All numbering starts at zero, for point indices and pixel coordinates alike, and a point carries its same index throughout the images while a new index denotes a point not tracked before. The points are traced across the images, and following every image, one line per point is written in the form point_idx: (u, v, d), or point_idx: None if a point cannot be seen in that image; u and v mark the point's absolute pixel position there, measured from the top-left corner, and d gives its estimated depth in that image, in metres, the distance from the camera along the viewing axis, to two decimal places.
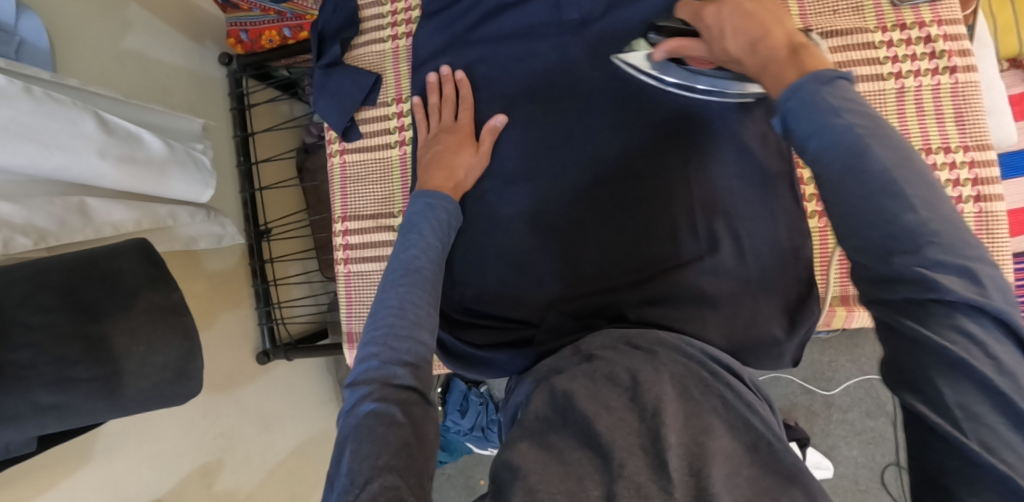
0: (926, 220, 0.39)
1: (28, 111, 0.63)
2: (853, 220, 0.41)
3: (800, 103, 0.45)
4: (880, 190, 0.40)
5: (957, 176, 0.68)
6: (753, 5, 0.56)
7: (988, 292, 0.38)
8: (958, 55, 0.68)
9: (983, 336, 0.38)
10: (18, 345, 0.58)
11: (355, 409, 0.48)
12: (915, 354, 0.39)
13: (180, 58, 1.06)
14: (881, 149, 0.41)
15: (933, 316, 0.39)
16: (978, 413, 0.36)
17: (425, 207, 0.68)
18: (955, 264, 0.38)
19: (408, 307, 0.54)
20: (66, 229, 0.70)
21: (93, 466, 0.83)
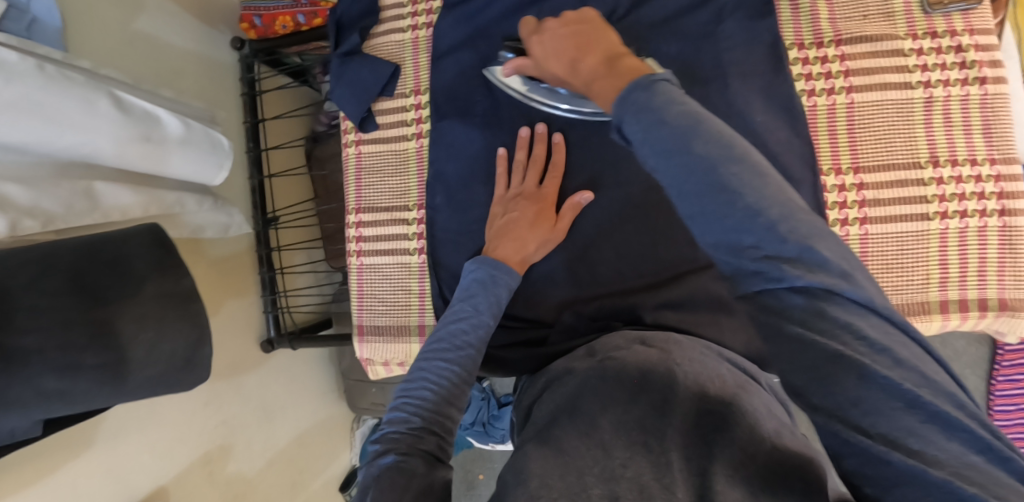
0: (760, 204, 0.38)
1: (41, 87, 0.62)
2: (700, 222, 0.39)
3: (629, 112, 0.44)
4: (711, 185, 0.39)
5: (982, 189, 0.67)
6: (571, 28, 0.57)
7: (833, 270, 0.36)
8: (988, 65, 0.67)
9: (848, 316, 0.35)
10: (24, 329, 0.57)
11: (378, 459, 0.48)
12: (790, 353, 0.36)
13: (190, 41, 1.05)
14: (705, 147, 0.40)
15: (798, 304, 0.36)
16: (875, 406, 0.34)
17: (487, 277, 0.65)
18: (791, 246, 0.36)
19: (444, 382, 0.55)
20: (74, 213, 0.69)
21: (95, 452, 0.82)
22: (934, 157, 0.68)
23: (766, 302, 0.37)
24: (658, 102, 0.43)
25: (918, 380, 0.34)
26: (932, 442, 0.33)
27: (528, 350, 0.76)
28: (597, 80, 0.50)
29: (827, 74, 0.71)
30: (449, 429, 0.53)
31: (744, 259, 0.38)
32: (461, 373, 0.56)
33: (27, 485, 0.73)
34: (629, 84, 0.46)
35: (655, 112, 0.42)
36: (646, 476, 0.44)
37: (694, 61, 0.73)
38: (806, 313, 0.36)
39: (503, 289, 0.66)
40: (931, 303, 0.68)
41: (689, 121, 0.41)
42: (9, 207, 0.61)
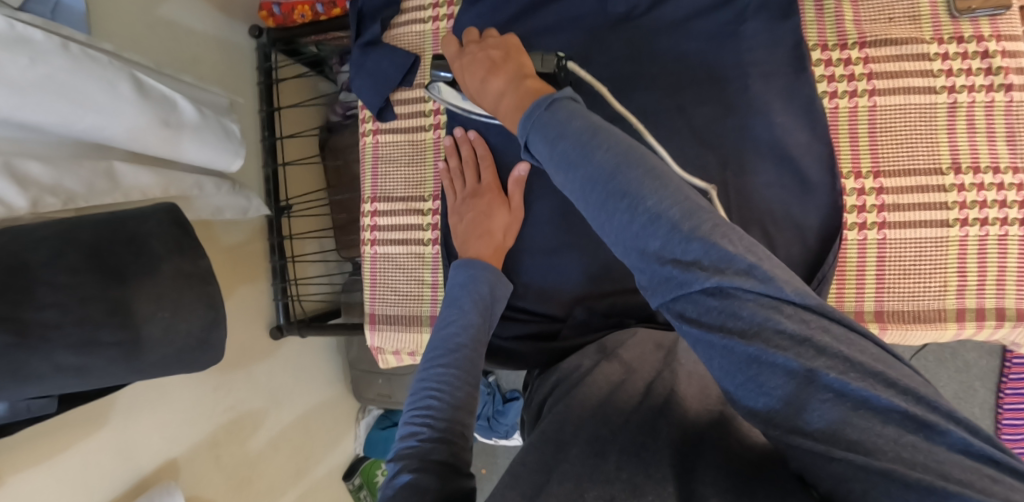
0: (665, 207, 0.40)
1: (65, 67, 0.62)
2: (612, 231, 0.43)
3: (534, 134, 0.48)
4: (615, 196, 0.42)
5: (1004, 197, 0.66)
6: (490, 52, 0.62)
7: (735, 266, 0.38)
8: (1015, 72, 0.66)
9: (763, 312, 0.37)
10: (42, 304, 0.58)
11: (394, 480, 0.48)
12: (720, 359, 0.38)
13: (210, 27, 1.05)
14: (601, 159, 0.44)
15: (713, 306, 0.39)
16: (810, 402, 0.35)
17: (466, 278, 0.67)
18: (692, 246, 0.39)
19: (446, 388, 0.55)
20: (94, 192, 0.69)
21: (106, 431, 0.82)
22: (955, 164, 0.67)
23: (683, 307, 0.40)
24: (560, 123, 0.47)
25: (844, 366, 0.35)
26: (867, 428, 0.33)
27: (540, 342, 0.74)
28: (506, 99, 0.55)
29: (850, 76, 0.70)
30: (462, 434, 0.52)
31: (657, 264, 0.40)
32: (460, 376, 0.56)
33: (39, 460, 0.74)
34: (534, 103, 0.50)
35: (554, 133, 0.46)
36: (638, 476, 0.43)
37: (716, 60, 0.73)
38: (718, 315, 0.38)
39: (484, 285, 0.67)
40: (947, 312, 0.68)
41: (587, 135, 0.45)
42: (30, 183, 0.62)
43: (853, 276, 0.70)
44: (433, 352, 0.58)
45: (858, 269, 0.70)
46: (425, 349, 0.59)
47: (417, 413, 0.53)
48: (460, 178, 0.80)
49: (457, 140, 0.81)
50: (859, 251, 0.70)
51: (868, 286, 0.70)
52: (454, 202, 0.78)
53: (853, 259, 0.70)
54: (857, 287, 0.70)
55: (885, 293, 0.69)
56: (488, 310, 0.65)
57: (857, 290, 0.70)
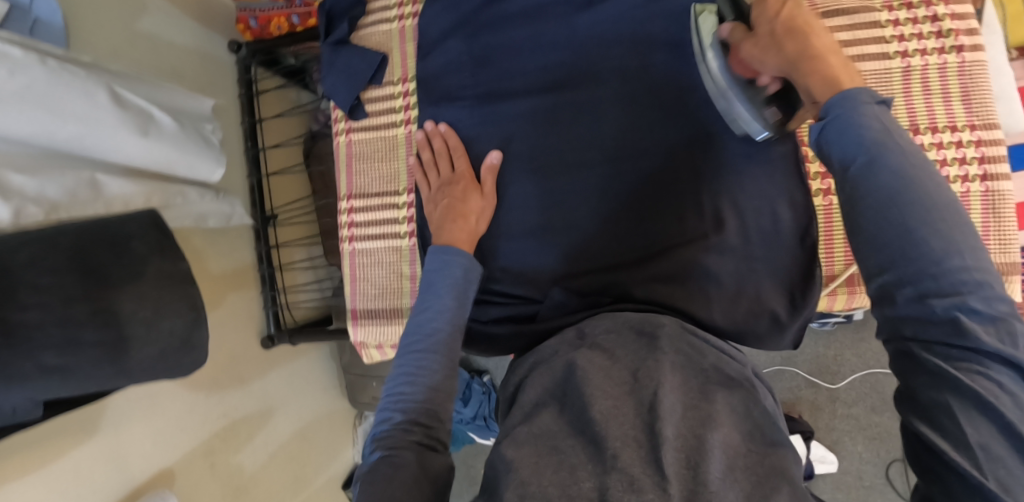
0: (965, 265, 0.41)
1: (44, 79, 0.65)
2: (903, 258, 0.43)
3: (845, 115, 0.47)
4: (921, 215, 0.43)
5: (963, 154, 0.67)
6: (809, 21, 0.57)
7: (1018, 345, 0.40)
8: (965, 34, 0.68)
9: (1012, 387, 0.39)
10: (26, 304, 0.60)
11: (371, 457, 0.52)
12: (937, 396, 0.40)
13: (190, 41, 1.08)
14: (931, 193, 0.43)
15: (959, 359, 0.40)
16: (996, 453, 0.37)
17: (442, 263, 0.65)
18: (987, 311, 0.40)
19: (420, 373, 0.56)
20: (77, 201, 0.71)
21: (98, 440, 0.83)
22: (913, 125, 0.69)
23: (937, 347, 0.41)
24: (875, 120, 0.47)
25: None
26: None
27: (517, 326, 0.77)
28: (819, 71, 0.53)
29: None
30: (441, 416, 0.55)
31: (933, 304, 0.41)
32: (434, 359, 0.57)
33: (32, 471, 0.75)
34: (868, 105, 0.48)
35: (879, 124, 0.46)
36: (638, 470, 0.43)
37: (676, 40, 0.75)
38: (980, 371, 0.39)
39: (461, 270, 0.65)
40: None
41: (922, 167, 0.45)
42: (13, 194, 0.63)
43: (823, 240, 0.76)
44: (408, 339, 0.59)
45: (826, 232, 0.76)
46: (402, 335, 0.61)
47: (399, 395, 0.56)
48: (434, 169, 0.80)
49: (429, 133, 0.83)
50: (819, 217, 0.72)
51: (835, 247, 0.76)
52: (429, 191, 0.78)
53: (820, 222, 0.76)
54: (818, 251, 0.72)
55: None
56: (466, 295, 0.64)
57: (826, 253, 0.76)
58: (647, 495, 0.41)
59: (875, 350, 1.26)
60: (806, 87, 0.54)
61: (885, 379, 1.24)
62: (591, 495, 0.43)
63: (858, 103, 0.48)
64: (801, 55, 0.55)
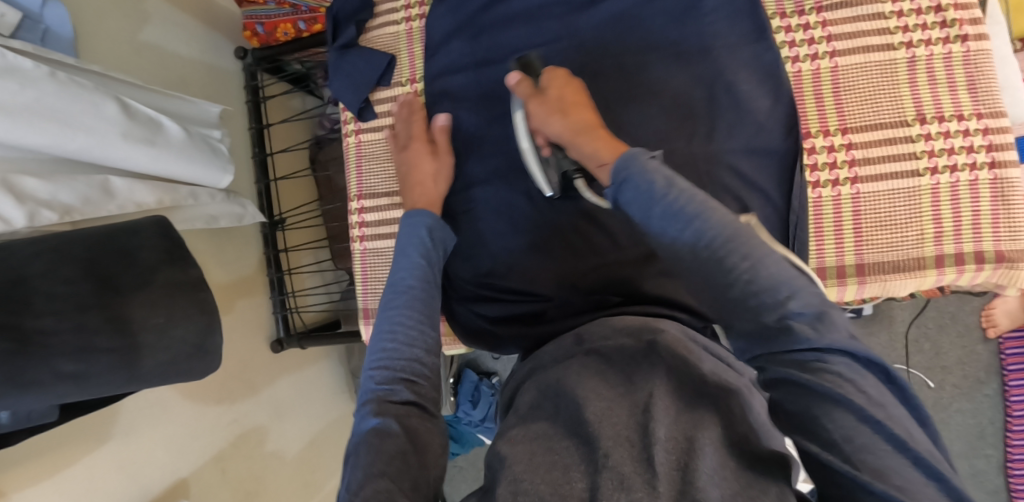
0: (775, 275, 0.50)
1: (55, 92, 0.66)
2: (723, 297, 0.51)
3: (634, 176, 0.56)
4: (722, 245, 0.51)
5: (971, 143, 0.68)
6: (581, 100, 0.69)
7: (839, 332, 0.48)
8: (969, 23, 0.69)
9: (848, 372, 0.47)
10: (41, 312, 0.61)
11: (357, 426, 0.56)
12: (803, 398, 0.47)
13: (195, 51, 1.09)
14: (718, 226, 0.52)
15: (807, 361, 0.48)
16: (861, 442, 0.44)
17: (408, 228, 0.74)
18: (807, 310, 0.48)
19: (398, 329, 0.63)
20: (90, 204, 0.72)
21: (112, 446, 0.84)
22: (920, 115, 0.69)
23: (786, 356, 0.49)
24: (657, 173, 0.56)
25: (900, 427, 0.45)
26: (907, 475, 0.43)
27: (522, 327, 0.78)
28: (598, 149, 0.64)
29: (809, 40, 0.72)
30: (423, 373, 0.61)
31: (767, 320, 0.49)
32: (410, 316, 0.63)
33: (43, 477, 0.75)
34: (647, 165, 0.56)
35: (657, 177, 0.55)
36: (625, 468, 0.44)
37: (677, 38, 0.75)
38: (822, 368, 0.47)
39: (426, 231, 0.73)
40: (925, 259, 0.69)
41: (698, 204, 0.53)
42: (27, 198, 0.64)
43: (832, 230, 0.72)
44: (386, 297, 0.66)
45: (835, 223, 0.71)
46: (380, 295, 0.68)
47: (380, 357, 0.61)
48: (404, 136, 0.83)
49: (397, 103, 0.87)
50: (835, 206, 0.72)
51: (846, 238, 0.71)
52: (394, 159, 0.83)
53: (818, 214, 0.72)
54: (836, 242, 0.71)
55: (863, 246, 0.71)
56: (433, 253, 0.72)
57: (838, 242, 0.72)
58: (636, 493, 0.42)
59: (884, 345, 1.27)
60: (590, 150, 0.64)
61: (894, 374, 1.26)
62: (583, 495, 0.44)
63: (640, 162, 0.57)
64: (580, 124, 0.66)
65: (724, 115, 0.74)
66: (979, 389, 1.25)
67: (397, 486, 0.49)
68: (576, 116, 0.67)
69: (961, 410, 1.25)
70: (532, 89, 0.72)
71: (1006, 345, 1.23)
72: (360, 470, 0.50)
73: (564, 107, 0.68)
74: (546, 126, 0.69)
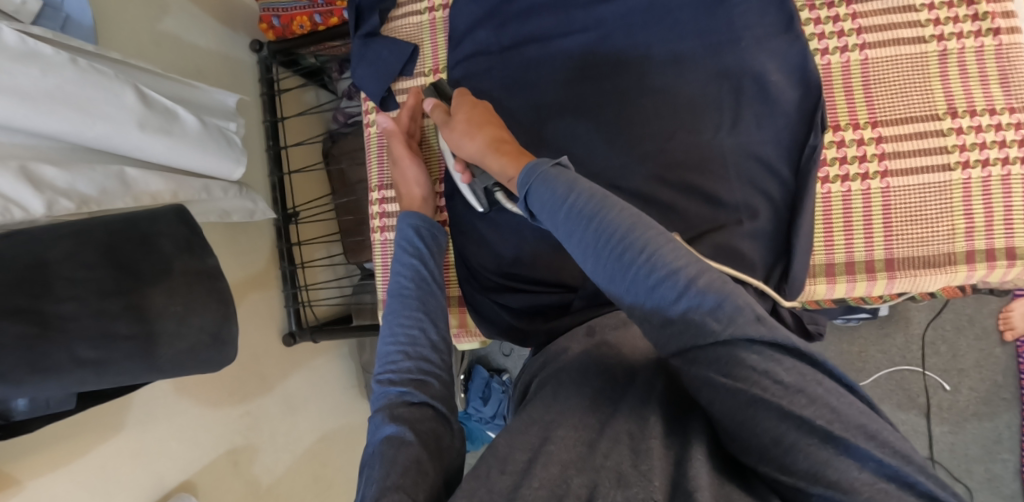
0: (672, 265, 0.47)
1: (75, 79, 0.65)
2: (631, 298, 0.49)
3: (534, 184, 0.55)
4: (618, 242, 0.50)
5: (1002, 137, 0.68)
6: (483, 117, 0.69)
7: (747, 317, 0.44)
8: (1001, 16, 0.69)
9: (764, 363, 0.43)
10: (61, 297, 0.61)
11: (370, 438, 0.55)
12: (721, 405, 0.44)
13: (213, 43, 1.09)
14: (613, 224, 0.50)
15: (717, 359, 0.44)
16: (793, 443, 0.41)
17: (402, 233, 0.75)
18: (707, 299, 0.45)
19: (399, 333, 0.63)
20: (107, 195, 0.71)
21: (126, 435, 0.83)
22: (951, 108, 0.70)
23: (696, 354, 0.45)
24: (558, 177, 0.55)
25: (830, 415, 0.41)
26: (847, 470, 0.39)
27: (543, 319, 0.77)
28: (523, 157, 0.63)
29: (839, 32, 0.73)
30: (433, 373, 0.61)
31: (671, 313, 0.47)
32: (411, 316, 0.64)
33: (58, 465, 0.75)
34: (545, 172, 0.56)
35: (554, 181, 0.54)
36: (624, 466, 0.44)
37: (705, 30, 0.75)
38: (733, 364, 0.43)
39: (419, 231, 0.75)
40: (956, 254, 0.69)
41: (594, 205, 0.52)
42: (45, 187, 0.64)
43: (862, 226, 0.72)
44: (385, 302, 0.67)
45: (865, 217, 0.72)
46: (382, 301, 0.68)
47: (387, 362, 0.61)
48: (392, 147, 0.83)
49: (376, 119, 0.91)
50: (865, 202, 0.72)
51: (875, 233, 0.72)
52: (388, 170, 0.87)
53: (842, 210, 0.73)
54: (865, 239, 0.72)
55: (893, 241, 0.71)
56: (434, 252, 0.74)
57: (867, 239, 0.72)
58: (632, 488, 0.41)
59: (901, 347, 1.26)
60: (497, 168, 0.64)
61: (911, 377, 1.25)
62: (580, 492, 0.43)
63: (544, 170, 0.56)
64: (484, 143, 0.66)
65: (749, 108, 0.74)
66: (996, 393, 1.23)
67: (414, 497, 0.47)
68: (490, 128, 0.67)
69: (977, 414, 1.24)
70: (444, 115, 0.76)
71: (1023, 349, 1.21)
72: (375, 485, 0.48)
73: (471, 124, 0.69)
74: (459, 149, 0.71)
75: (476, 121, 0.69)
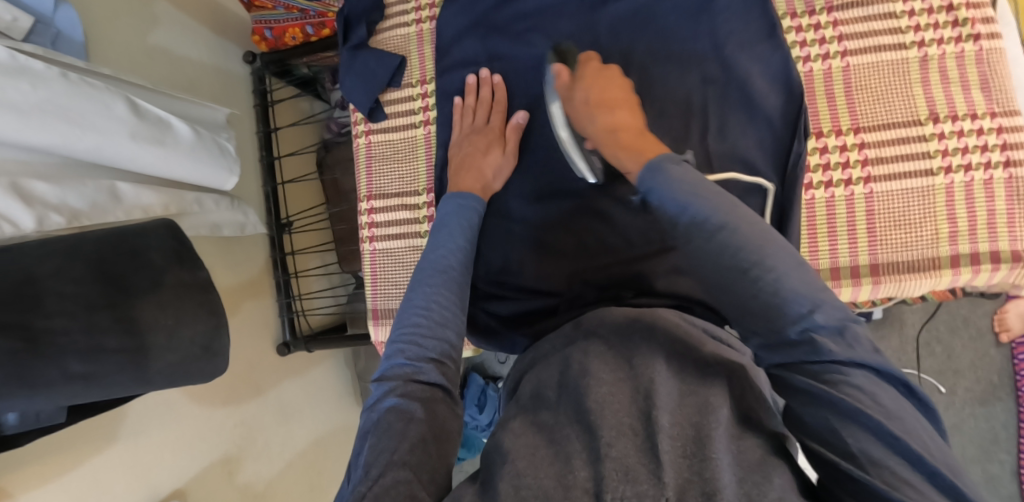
0: (799, 287, 0.48)
1: (65, 92, 0.66)
2: (747, 311, 0.50)
3: (660, 183, 0.55)
4: (748, 255, 0.50)
5: (984, 142, 0.68)
6: (610, 97, 0.67)
7: (862, 346, 0.46)
8: (981, 22, 0.70)
9: (870, 387, 0.44)
10: (52, 311, 0.61)
11: (379, 404, 0.56)
12: (816, 410, 0.45)
13: (205, 56, 1.10)
14: (742, 234, 0.50)
15: (824, 372, 0.45)
16: (877, 457, 0.42)
17: (456, 208, 0.72)
18: (832, 323, 0.46)
19: (433, 308, 0.62)
20: (97, 209, 0.72)
21: (118, 448, 0.83)
22: (933, 114, 0.70)
23: (806, 368, 0.47)
24: (684, 180, 0.55)
25: (923, 445, 0.42)
26: (929, 494, 0.39)
27: (530, 326, 0.78)
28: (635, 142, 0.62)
29: (820, 40, 0.74)
30: (451, 356, 0.60)
31: (790, 331, 0.47)
32: (447, 295, 0.63)
33: (51, 478, 0.75)
34: (673, 172, 0.55)
35: (686, 186, 0.53)
36: (631, 458, 0.44)
37: (690, 37, 0.76)
38: (839, 378, 0.45)
39: (473, 214, 0.72)
40: (941, 259, 0.69)
41: (724, 211, 0.52)
42: (36, 201, 0.64)
43: (845, 228, 0.72)
44: (423, 274, 0.65)
45: (848, 221, 0.72)
46: (415, 270, 0.67)
47: (409, 330, 0.61)
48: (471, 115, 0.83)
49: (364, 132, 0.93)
50: (848, 207, 0.72)
51: (859, 237, 0.72)
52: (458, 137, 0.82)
53: (823, 215, 0.73)
54: (850, 245, 0.72)
55: (877, 247, 0.71)
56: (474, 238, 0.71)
57: (851, 239, 0.72)
58: (643, 486, 0.42)
59: (895, 349, 1.26)
60: (621, 156, 0.63)
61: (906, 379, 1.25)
62: (587, 485, 0.44)
63: (669, 171, 0.56)
64: (613, 127, 0.64)
65: (733, 115, 0.75)
66: (991, 394, 1.23)
67: (417, 477, 0.48)
68: (608, 115, 0.66)
69: (974, 415, 1.24)
70: (565, 85, 0.71)
71: (1017, 349, 1.20)
72: (382, 456, 0.49)
73: (590, 105, 0.67)
74: (583, 128, 0.69)
75: (603, 103, 0.67)
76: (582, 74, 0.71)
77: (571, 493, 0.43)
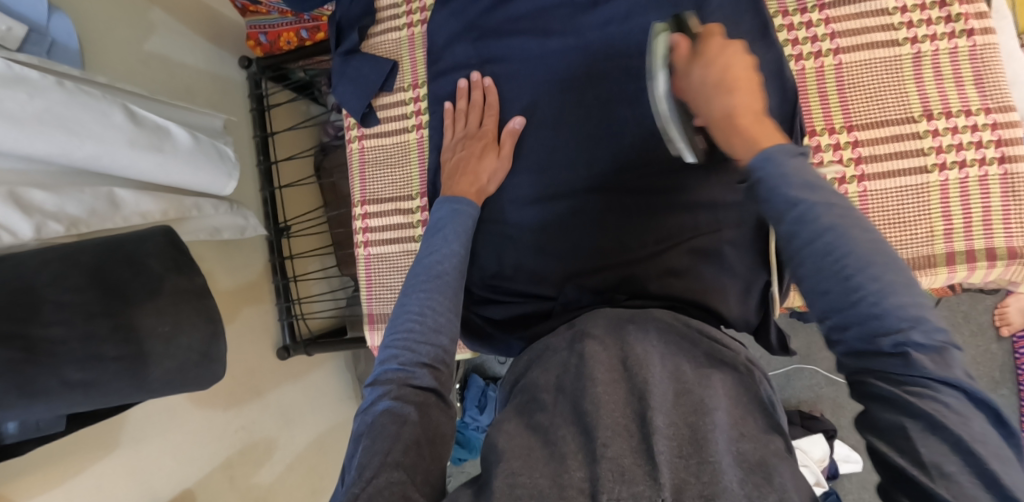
0: (902, 302, 0.44)
1: (63, 102, 0.66)
2: (841, 322, 0.45)
3: (770, 173, 0.50)
4: (856, 262, 0.45)
5: (979, 138, 0.68)
6: (735, 75, 0.60)
7: (957, 369, 0.42)
8: (975, 17, 0.69)
9: (960, 408, 0.41)
10: (50, 321, 0.62)
11: (372, 407, 0.56)
12: (890, 416, 0.42)
13: (202, 62, 1.10)
14: (856, 242, 0.45)
15: (909, 382, 0.42)
16: (948, 471, 0.39)
17: (451, 213, 0.72)
18: (930, 342, 0.42)
19: (427, 313, 0.61)
20: (97, 216, 0.72)
21: (118, 455, 0.84)
22: (927, 111, 0.70)
23: (888, 375, 0.43)
24: (797, 175, 0.49)
25: (1007, 470, 0.39)
26: None
27: (523, 328, 0.78)
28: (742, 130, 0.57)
29: (812, 38, 0.73)
30: (444, 360, 0.60)
31: (883, 345, 0.43)
32: (441, 299, 0.62)
33: (52, 486, 0.76)
34: (785, 165, 0.50)
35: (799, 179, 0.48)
36: (626, 458, 0.44)
37: None
38: (927, 392, 0.41)
39: (468, 219, 0.72)
40: (936, 256, 0.69)
41: (841, 214, 0.46)
42: (34, 210, 0.65)
43: None
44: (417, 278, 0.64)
45: None
46: (409, 276, 0.66)
47: (403, 334, 0.60)
48: (464, 119, 0.83)
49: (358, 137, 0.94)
50: None
51: None
52: (450, 142, 0.82)
53: None
54: None
55: None
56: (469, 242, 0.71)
57: None
58: (639, 487, 0.42)
59: None
60: (730, 142, 0.58)
61: None
62: (583, 485, 0.44)
63: (781, 162, 0.50)
64: (726, 112, 0.59)
65: None
66: (992, 389, 1.23)
67: (411, 479, 0.49)
68: (727, 97, 0.59)
69: None
70: (684, 58, 0.64)
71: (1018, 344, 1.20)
72: (375, 458, 0.50)
73: (708, 84, 0.61)
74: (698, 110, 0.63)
75: (723, 82, 0.60)
76: (703, 46, 0.63)
77: (566, 492, 0.43)
